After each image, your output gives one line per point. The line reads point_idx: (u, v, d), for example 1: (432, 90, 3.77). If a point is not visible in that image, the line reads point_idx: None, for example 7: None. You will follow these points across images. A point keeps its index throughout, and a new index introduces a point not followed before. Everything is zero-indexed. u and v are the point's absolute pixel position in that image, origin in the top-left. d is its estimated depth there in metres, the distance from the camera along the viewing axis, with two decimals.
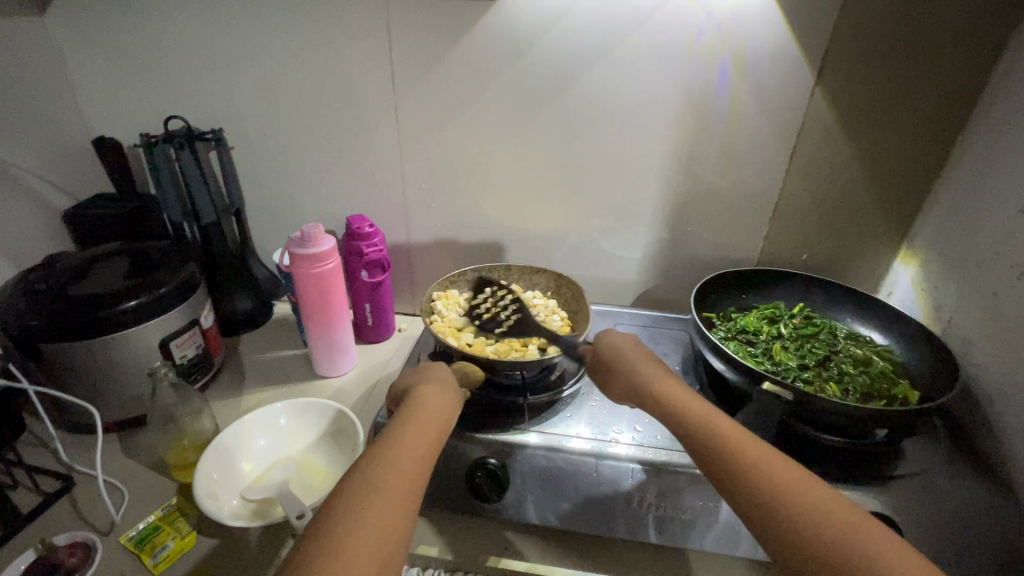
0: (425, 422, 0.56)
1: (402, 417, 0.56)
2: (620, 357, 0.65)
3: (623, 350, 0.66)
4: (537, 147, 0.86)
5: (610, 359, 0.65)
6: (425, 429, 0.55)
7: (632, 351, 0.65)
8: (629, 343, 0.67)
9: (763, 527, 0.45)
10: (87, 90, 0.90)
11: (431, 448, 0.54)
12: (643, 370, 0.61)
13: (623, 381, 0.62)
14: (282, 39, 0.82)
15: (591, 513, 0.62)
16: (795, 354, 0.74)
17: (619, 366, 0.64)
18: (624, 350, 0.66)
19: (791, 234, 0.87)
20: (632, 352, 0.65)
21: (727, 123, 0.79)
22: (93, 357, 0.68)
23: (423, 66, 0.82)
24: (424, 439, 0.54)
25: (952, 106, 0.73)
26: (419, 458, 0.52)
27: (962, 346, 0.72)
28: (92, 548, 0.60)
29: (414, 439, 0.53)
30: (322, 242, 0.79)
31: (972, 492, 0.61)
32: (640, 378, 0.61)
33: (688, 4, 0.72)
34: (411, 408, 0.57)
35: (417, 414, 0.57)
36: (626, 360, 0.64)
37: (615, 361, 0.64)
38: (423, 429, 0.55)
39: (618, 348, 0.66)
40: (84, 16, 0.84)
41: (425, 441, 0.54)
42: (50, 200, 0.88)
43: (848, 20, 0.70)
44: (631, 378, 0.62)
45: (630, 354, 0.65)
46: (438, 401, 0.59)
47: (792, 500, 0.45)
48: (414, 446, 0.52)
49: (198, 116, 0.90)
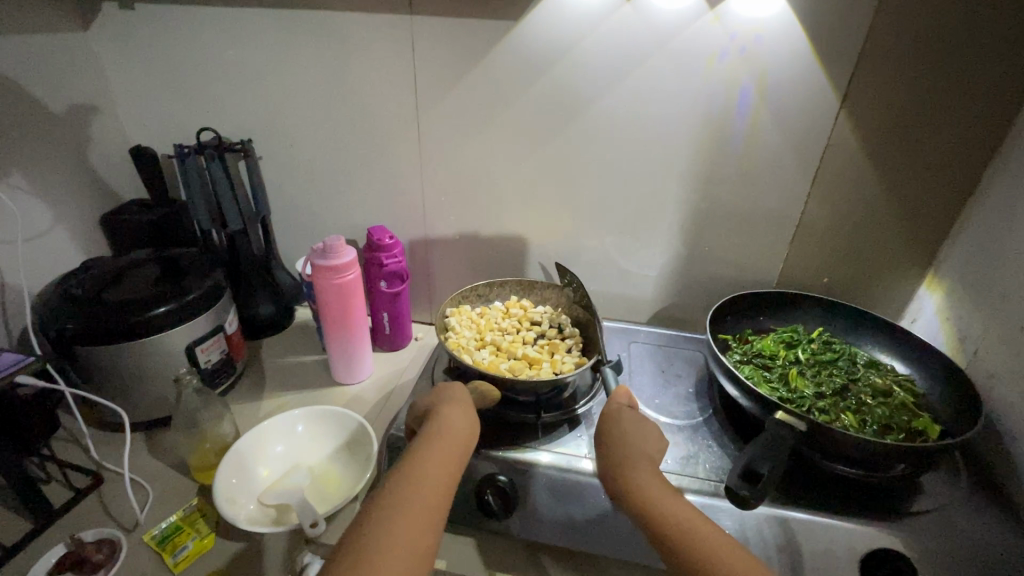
0: (449, 441, 0.57)
1: (426, 436, 0.57)
2: (611, 439, 0.60)
3: (616, 427, 0.61)
4: (556, 163, 0.87)
5: (605, 436, 0.61)
6: (449, 448, 0.56)
7: (633, 427, 0.60)
8: (631, 416, 0.62)
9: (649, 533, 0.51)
10: (125, 101, 0.94)
11: (455, 467, 0.56)
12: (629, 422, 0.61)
13: (611, 469, 0.57)
14: (310, 55, 0.84)
15: (600, 534, 0.61)
16: (812, 381, 0.72)
17: (609, 451, 0.59)
18: (621, 427, 0.60)
19: (811, 257, 0.85)
20: (629, 431, 0.60)
21: (748, 145, 0.79)
22: (123, 360, 0.71)
23: (446, 83, 0.83)
24: (446, 462, 0.55)
25: (981, 133, 0.71)
26: (445, 479, 0.53)
27: (986, 380, 0.70)
28: (116, 544, 0.63)
29: (440, 459, 0.55)
30: (343, 253, 0.81)
31: (994, 533, 0.59)
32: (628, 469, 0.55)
33: (710, 26, 0.72)
34: (433, 427, 0.59)
35: (441, 434, 0.57)
36: (616, 440, 0.59)
37: (612, 445, 0.59)
38: (448, 448, 0.56)
39: (616, 425, 0.61)
40: (126, 31, 0.88)
41: (450, 461, 0.55)
42: (89, 206, 0.92)
43: (874, 44, 0.69)
44: (616, 455, 0.58)
45: (625, 431, 0.60)
46: (461, 421, 0.60)
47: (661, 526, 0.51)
48: (439, 466, 0.54)
49: (229, 127, 0.93)
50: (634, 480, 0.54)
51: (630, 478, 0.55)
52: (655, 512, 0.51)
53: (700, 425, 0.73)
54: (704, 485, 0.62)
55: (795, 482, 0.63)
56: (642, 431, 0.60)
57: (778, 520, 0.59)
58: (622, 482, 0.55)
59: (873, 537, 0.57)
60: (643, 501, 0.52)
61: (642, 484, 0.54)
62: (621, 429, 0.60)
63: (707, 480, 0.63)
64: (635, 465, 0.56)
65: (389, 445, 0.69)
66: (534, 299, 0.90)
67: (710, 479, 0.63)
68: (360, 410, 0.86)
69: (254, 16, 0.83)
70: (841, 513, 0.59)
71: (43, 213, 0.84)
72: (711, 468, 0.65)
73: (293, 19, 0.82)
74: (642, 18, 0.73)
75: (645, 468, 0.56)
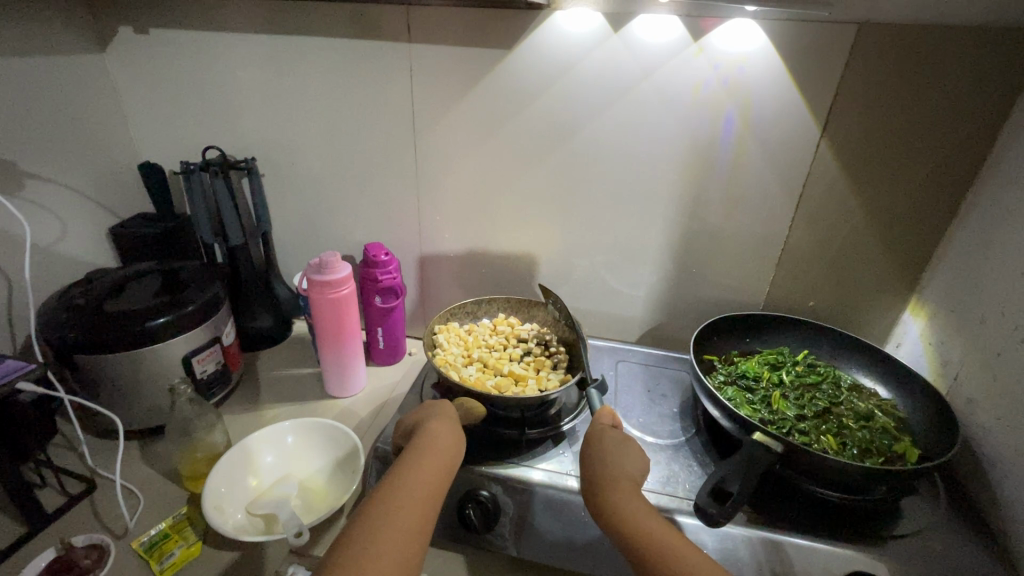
0: (436, 454, 0.58)
1: (413, 449, 0.59)
2: (591, 457, 0.61)
3: (597, 445, 0.62)
4: (545, 184, 0.89)
5: (587, 453, 0.62)
6: (435, 461, 0.57)
7: (614, 444, 0.61)
8: (614, 436, 0.63)
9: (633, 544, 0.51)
10: (137, 120, 0.98)
11: (441, 480, 0.56)
12: (609, 442, 0.62)
13: (591, 487, 0.58)
14: (312, 79, 0.88)
15: (579, 550, 0.62)
16: (794, 404, 0.73)
17: (589, 468, 0.60)
18: (602, 446, 0.61)
19: (797, 281, 0.87)
20: (608, 450, 0.61)
21: (732, 170, 0.81)
22: (121, 369, 0.73)
23: (441, 107, 0.86)
24: (434, 474, 0.56)
25: (959, 163, 0.73)
26: (431, 490, 0.54)
27: (966, 406, 0.70)
28: (105, 550, 0.64)
29: (426, 471, 0.56)
30: (338, 269, 0.83)
31: (971, 558, 0.59)
32: (607, 487, 0.56)
33: (694, 58, 0.75)
34: (422, 441, 0.60)
35: (428, 447, 0.59)
36: (596, 458, 0.60)
37: (592, 463, 0.60)
38: (434, 460, 0.57)
39: (597, 442, 0.62)
40: (140, 55, 0.92)
41: (436, 473, 0.56)
42: (98, 219, 0.95)
43: (853, 77, 0.72)
44: (595, 473, 0.59)
45: (605, 448, 0.61)
46: (448, 436, 0.61)
47: (643, 538, 0.50)
48: (425, 479, 0.55)
49: (233, 146, 0.97)
50: (610, 494, 0.55)
51: (607, 494, 0.55)
52: (634, 526, 0.51)
53: (683, 444, 0.74)
54: (682, 504, 0.63)
55: (773, 502, 0.64)
56: (623, 449, 0.61)
57: (766, 539, 0.59)
58: (600, 498, 0.56)
59: (850, 558, 0.58)
60: (618, 516, 0.53)
61: (619, 498, 0.54)
62: (602, 446, 0.61)
63: (686, 499, 0.64)
64: (612, 480, 0.57)
65: (375, 458, 0.70)
66: (521, 317, 0.92)
67: (690, 498, 0.64)
68: (350, 423, 0.87)
69: (261, 42, 0.87)
70: (820, 535, 0.60)
71: (53, 225, 0.87)
72: (692, 488, 0.66)
73: (298, 44, 0.86)
74: (629, 49, 0.76)
75: (621, 485, 0.56)
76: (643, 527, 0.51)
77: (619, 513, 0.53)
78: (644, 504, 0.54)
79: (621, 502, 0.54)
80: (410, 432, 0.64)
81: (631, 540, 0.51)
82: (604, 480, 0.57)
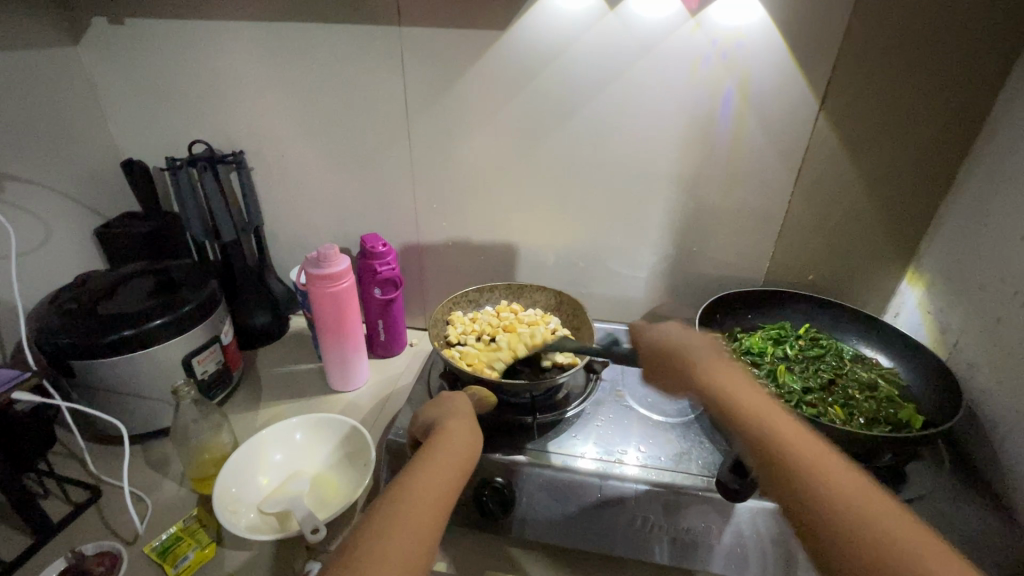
0: (451, 453, 0.57)
1: (427, 447, 0.57)
2: (715, 386, 0.59)
3: (715, 372, 0.61)
4: (544, 167, 0.88)
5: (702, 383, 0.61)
6: (450, 459, 0.56)
7: (724, 373, 0.61)
8: (722, 365, 0.63)
9: (825, 496, 0.46)
10: (115, 114, 0.94)
11: (456, 479, 0.54)
12: (724, 376, 0.60)
13: (735, 411, 0.56)
14: (299, 64, 0.85)
15: (598, 531, 0.64)
16: (800, 377, 0.74)
17: (709, 395, 0.59)
18: (722, 378, 0.60)
19: (797, 256, 0.88)
20: (734, 386, 0.59)
21: (732, 146, 0.81)
22: (119, 373, 0.72)
23: (435, 91, 0.84)
24: (447, 472, 0.54)
25: (955, 131, 0.74)
26: (445, 490, 0.53)
27: (966, 370, 0.72)
28: (117, 557, 0.63)
29: (439, 471, 0.54)
30: (337, 262, 0.81)
31: (974, 519, 0.62)
32: (767, 417, 0.54)
33: (693, 33, 0.73)
34: (438, 440, 0.58)
35: (441, 445, 0.57)
36: (723, 389, 0.58)
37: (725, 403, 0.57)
38: (449, 458, 0.56)
39: (712, 375, 0.61)
40: (115, 46, 0.88)
41: (451, 471, 0.55)
42: (83, 221, 0.92)
43: (850, 48, 0.71)
44: (740, 409, 0.55)
45: (728, 378, 0.60)
46: (463, 435, 0.59)
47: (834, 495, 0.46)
48: (439, 477, 0.53)
49: (220, 139, 0.94)
50: (771, 430, 0.52)
51: (771, 421, 0.53)
52: (816, 476, 0.47)
53: (693, 422, 0.75)
54: (698, 480, 0.62)
55: None
56: (737, 380, 0.60)
57: (769, 511, 0.60)
58: (757, 428, 0.53)
59: None
60: (792, 455, 0.49)
61: (781, 435, 0.51)
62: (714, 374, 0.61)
63: (700, 475, 0.64)
64: (760, 412, 0.54)
65: (387, 450, 0.70)
66: (522, 302, 0.91)
67: (703, 474, 0.64)
68: (356, 417, 0.86)
69: (243, 30, 0.84)
70: None
71: (36, 228, 0.84)
72: (704, 464, 0.66)
73: (281, 30, 0.83)
74: (626, 25, 0.75)
75: (767, 411, 0.55)
76: (796, 452, 0.50)
77: (794, 455, 0.49)
78: (824, 451, 0.50)
79: (796, 448, 0.50)
80: (427, 431, 0.63)
81: (805, 486, 0.47)
82: (739, 402, 0.56)
